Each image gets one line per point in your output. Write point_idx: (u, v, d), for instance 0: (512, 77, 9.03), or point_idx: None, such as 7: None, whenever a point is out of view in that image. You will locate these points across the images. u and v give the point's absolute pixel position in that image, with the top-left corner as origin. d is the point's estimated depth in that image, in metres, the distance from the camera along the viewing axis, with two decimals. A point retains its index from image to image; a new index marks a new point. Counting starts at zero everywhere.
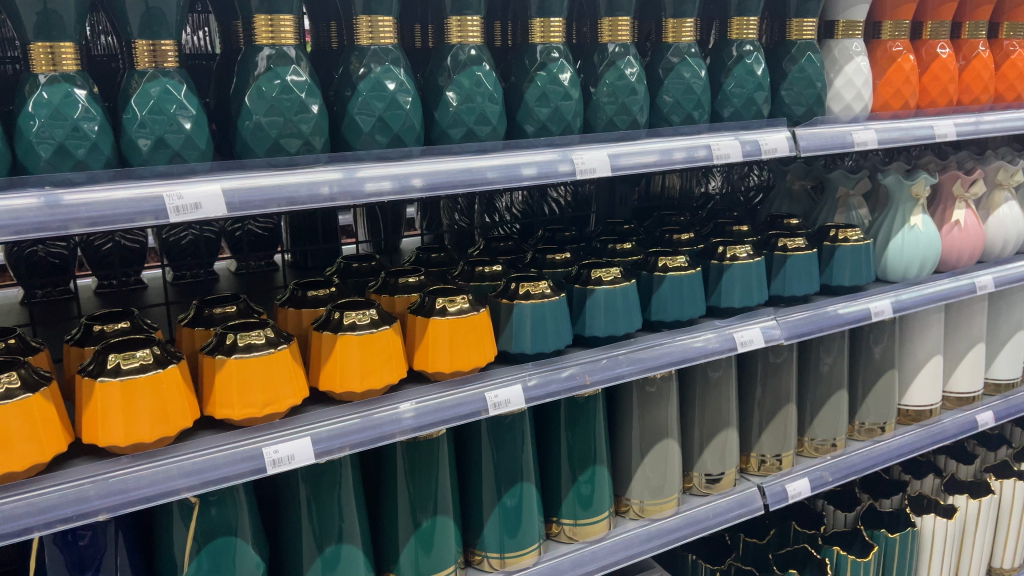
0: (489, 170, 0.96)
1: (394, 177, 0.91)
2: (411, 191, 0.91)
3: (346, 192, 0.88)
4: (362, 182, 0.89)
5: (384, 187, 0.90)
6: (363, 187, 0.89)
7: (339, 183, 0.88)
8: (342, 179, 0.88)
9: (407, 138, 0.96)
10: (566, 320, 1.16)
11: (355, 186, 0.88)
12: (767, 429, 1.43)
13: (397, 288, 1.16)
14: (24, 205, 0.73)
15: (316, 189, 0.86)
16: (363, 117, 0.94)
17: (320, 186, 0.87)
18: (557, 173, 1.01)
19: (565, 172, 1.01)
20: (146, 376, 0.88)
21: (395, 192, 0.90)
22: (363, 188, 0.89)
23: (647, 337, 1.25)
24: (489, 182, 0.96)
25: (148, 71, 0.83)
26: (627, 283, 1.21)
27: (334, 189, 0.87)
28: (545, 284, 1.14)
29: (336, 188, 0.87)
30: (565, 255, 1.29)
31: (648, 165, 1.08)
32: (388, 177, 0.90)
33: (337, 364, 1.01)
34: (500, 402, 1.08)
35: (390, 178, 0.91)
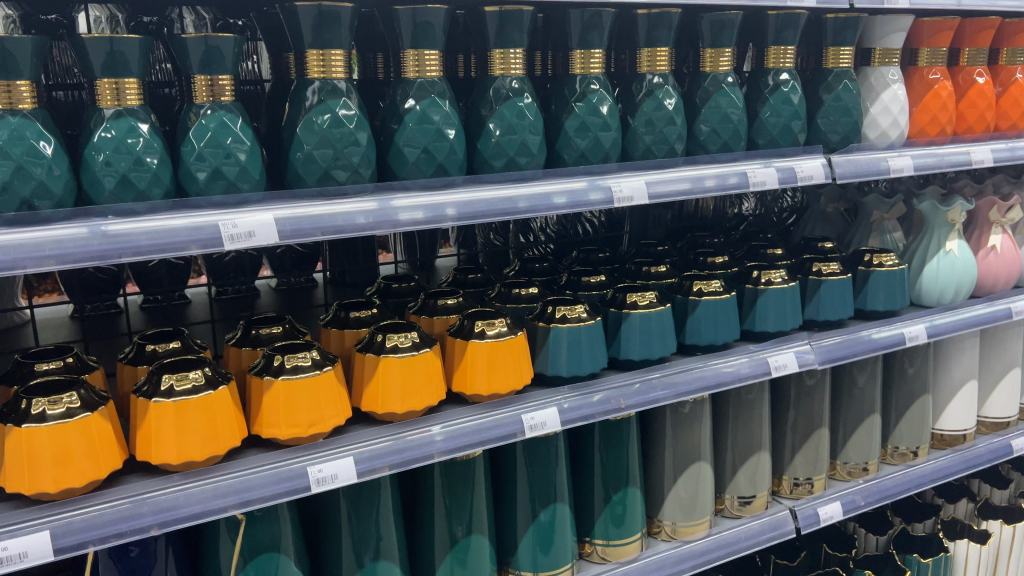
0: (523, 199, 0.99)
1: (428, 207, 0.93)
2: (443, 221, 0.93)
3: (380, 222, 0.90)
4: (396, 212, 0.92)
5: (417, 216, 0.92)
6: (397, 217, 0.91)
7: (375, 213, 0.90)
8: (377, 210, 0.91)
9: (450, 168, 0.99)
10: (602, 344, 1.18)
11: (389, 216, 0.91)
12: (799, 451, 1.43)
13: (436, 310, 1.18)
14: (89, 235, 0.77)
15: (354, 219, 0.89)
16: (409, 148, 0.97)
17: (356, 216, 0.89)
18: (588, 201, 1.03)
19: (597, 201, 1.03)
20: (198, 397, 0.92)
21: (426, 221, 0.93)
22: (396, 218, 0.91)
23: (681, 361, 1.27)
24: (523, 211, 0.98)
25: (206, 105, 0.88)
26: (663, 307, 1.22)
27: (370, 219, 0.90)
28: (582, 307, 1.16)
29: (371, 217, 0.90)
30: (600, 277, 1.30)
31: (680, 193, 1.10)
32: (422, 207, 0.93)
33: (379, 386, 1.03)
34: (536, 424, 1.10)
35: (423, 209, 0.93)
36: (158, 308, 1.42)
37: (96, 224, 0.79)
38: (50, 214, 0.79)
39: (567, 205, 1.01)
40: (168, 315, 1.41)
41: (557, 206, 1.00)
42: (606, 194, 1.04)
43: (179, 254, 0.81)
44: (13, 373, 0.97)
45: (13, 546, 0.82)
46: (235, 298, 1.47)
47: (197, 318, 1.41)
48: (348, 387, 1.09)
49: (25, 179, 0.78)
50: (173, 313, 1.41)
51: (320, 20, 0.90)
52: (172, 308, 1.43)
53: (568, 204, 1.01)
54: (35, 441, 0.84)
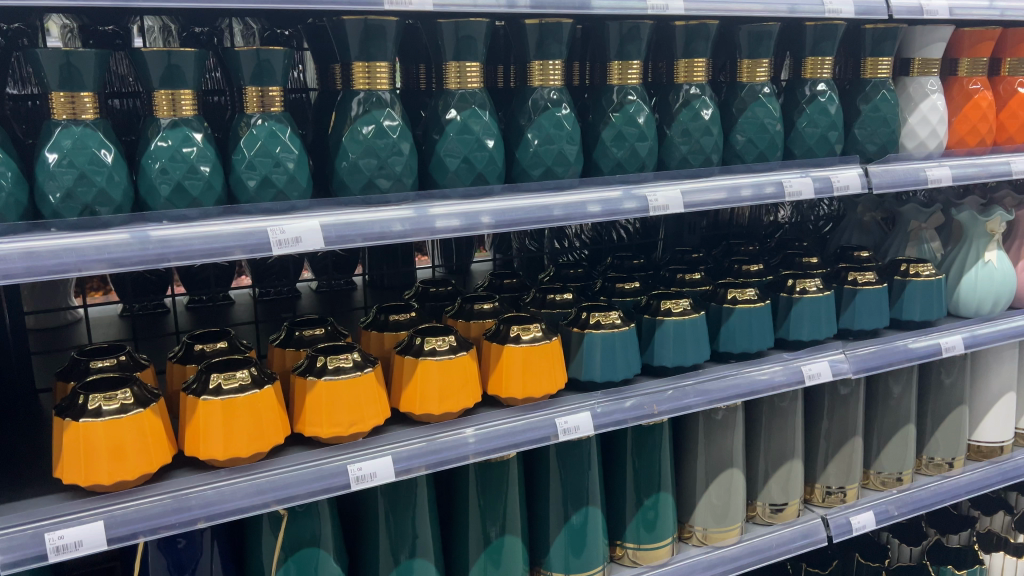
0: (560, 207, 1.01)
1: (464, 215, 0.96)
2: (478, 229, 0.96)
3: (417, 229, 0.93)
4: (433, 220, 0.94)
5: (453, 224, 0.95)
6: (434, 224, 0.94)
7: (416, 220, 0.93)
8: (414, 217, 0.94)
9: (489, 177, 1.02)
10: (635, 350, 1.20)
11: (427, 223, 0.94)
12: (832, 460, 1.43)
13: (473, 314, 1.21)
14: (142, 239, 0.81)
15: (392, 227, 0.92)
16: (450, 158, 1.00)
17: (394, 224, 0.92)
18: (622, 211, 1.04)
19: (630, 210, 1.05)
20: (245, 396, 0.95)
21: (462, 229, 0.95)
22: (433, 226, 0.94)
23: (714, 368, 1.28)
24: (558, 219, 1.01)
25: (256, 116, 0.91)
26: (696, 315, 1.23)
27: (407, 226, 0.93)
28: (615, 314, 1.17)
29: (408, 225, 0.93)
30: (635, 284, 1.31)
31: (713, 204, 1.12)
32: (458, 215, 0.95)
33: (417, 388, 1.06)
34: (569, 427, 1.12)
35: (459, 216, 0.96)
36: (204, 307, 1.47)
37: (151, 229, 0.82)
38: (110, 219, 0.83)
39: (601, 214, 1.03)
40: (214, 315, 1.46)
41: (592, 214, 1.02)
42: (639, 203, 1.06)
43: (227, 259, 0.84)
44: (71, 369, 1.01)
45: (70, 534, 0.86)
46: (277, 299, 1.51)
47: (241, 318, 1.46)
48: (387, 388, 1.12)
49: (88, 186, 0.83)
50: (218, 315, 1.46)
51: (366, 34, 0.93)
52: (217, 308, 1.48)
53: (602, 213, 1.03)
54: (92, 435, 0.88)
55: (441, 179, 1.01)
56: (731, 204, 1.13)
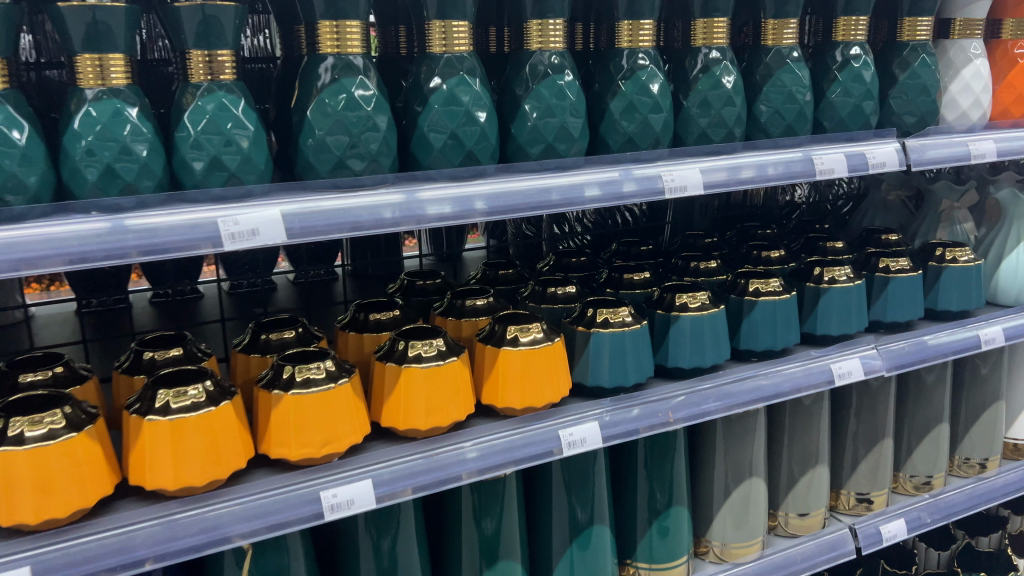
0: (555, 190, 0.87)
1: (454, 199, 0.82)
2: (473, 216, 0.82)
3: (407, 217, 0.79)
4: (423, 205, 0.80)
5: (443, 211, 0.81)
6: (424, 211, 0.80)
7: (402, 207, 0.80)
8: (403, 203, 0.80)
9: (481, 156, 0.88)
10: (647, 351, 1.06)
11: (417, 210, 0.80)
12: (861, 464, 1.31)
13: (465, 311, 1.07)
14: (116, 229, 0.69)
15: (373, 214, 0.78)
16: (434, 134, 0.86)
17: (382, 211, 0.79)
18: (640, 193, 0.91)
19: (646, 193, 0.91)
20: (197, 416, 0.81)
21: (452, 217, 0.81)
22: (423, 212, 0.80)
23: (735, 368, 1.14)
24: (564, 204, 0.87)
25: (202, 85, 0.77)
26: (716, 309, 1.10)
27: (397, 214, 0.79)
28: (626, 310, 1.04)
29: (397, 212, 0.79)
30: (645, 275, 1.18)
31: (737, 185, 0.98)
32: (448, 200, 0.81)
33: (400, 400, 0.93)
34: (575, 441, 0.99)
35: (450, 201, 0.82)
36: (170, 303, 1.33)
37: (127, 218, 0.70)
38: (23, 210, 0.69)
39: (611, 197, 0.90)
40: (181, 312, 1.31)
41: (596, 197, 0.89)
42: (653, 185, 0.92)
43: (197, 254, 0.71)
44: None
45: None
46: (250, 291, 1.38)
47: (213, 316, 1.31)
48: (367, 399, 0.98)
49: None
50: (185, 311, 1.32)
51: None
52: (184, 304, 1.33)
53: (608, 196, 0.90)
54: (13, 467, 0.74)
55: (426, 157, 0.87)
56: (757, 184, 0.99)
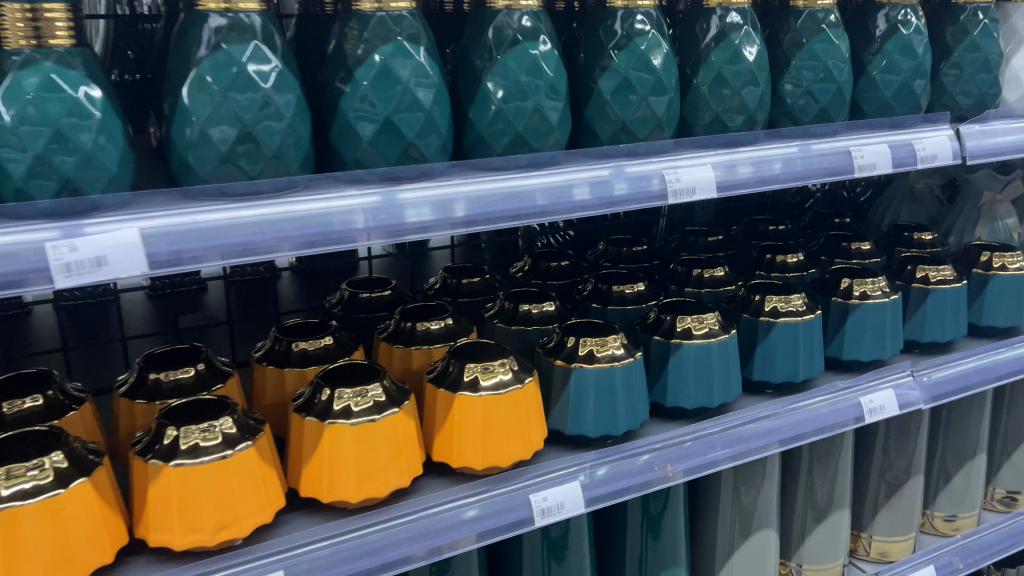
0: (540, 192, 0.67)
1: (435, 201, 0.63)
2: (453, 228, 0.63)
3: (382, 227, 0.61)
4: (404, 208, 0.62)
5: (424, 218, 0.62)
6: (404, 218, 0.62)
7: (376, 211, 0.61)
8: (378, 206, 0.61)
9: (427, 151, 0.66)
10: (642, 391, 0.85)
11: (394, 217, 0.61)
12: (885, 507, 1.11)
13: (415, 338, 0.86)
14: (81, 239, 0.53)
15: (336, 223, 0.59)
16: (362, 122, 0.64)
17: (353, 216, 0.60)
18: (640, 196, 0.71)
19: (645, 194, 0.71)
20: (37, 503, 0.60)
21: (389, 234, 0.61)
22: (402, 221, 0.62)
23: (746, 405, 0.94)
24: (540, 214, 0.67)
25: (20, 53, 0.54)
26: (726, 336, 0.88)
27: (371, 221, 0.61)
28: (615, 341, 0.83)
29: (374, 217, 0.61)
30: (638, 288, 0.97)
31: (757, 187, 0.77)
32: (429, 201, 0.63)
33: (323, 466, 0.72)
34: (549, 507, 0.78)
35: (429, 205, 0.63)
36: (82, 305, 1.09)
37: (88, 225, 0.54)
38: None
39: (605, 203, 0.69)
40: (94, 318, 1.08)
41: (583, 203, 0.68)
42: (652, 187, 0.72)
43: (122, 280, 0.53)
44: None
45: None
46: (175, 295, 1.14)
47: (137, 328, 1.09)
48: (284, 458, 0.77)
49: None
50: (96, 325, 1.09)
51: None
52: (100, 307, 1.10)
53: (594, 203, 0.69)
54: None
55: (351, 152, 0.65)
56: (784, 185, 0.79)
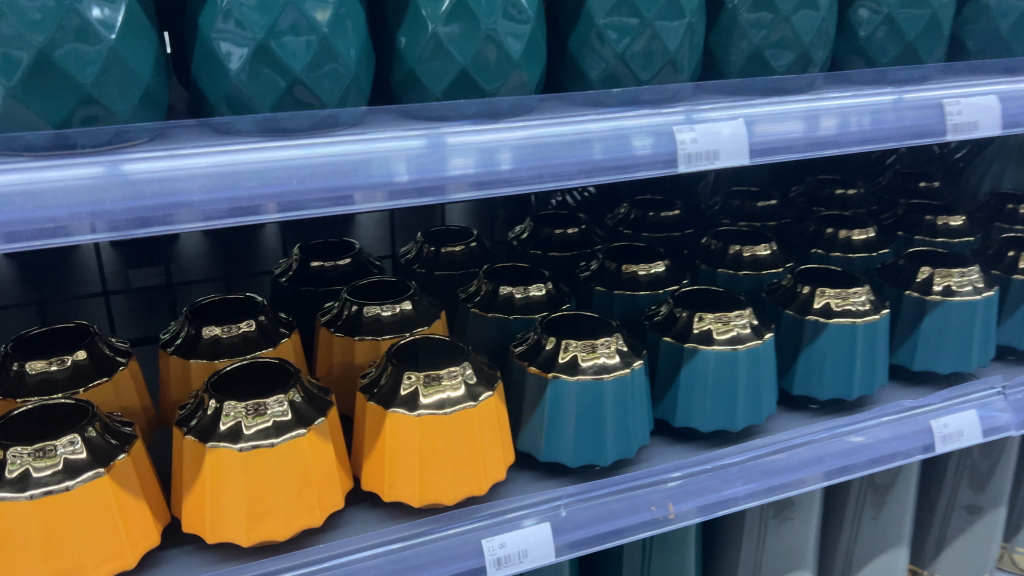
0: (600, 141, 0.52)
1: (480, 148, 0.49)
2: (498, 185, 0.50)
3: (427, 178, 0.48)
4: (448, 154, 0.48)
5: (469, 170, 0.49)
6: (446, 169, 0.48)
7: (420, 156, 0.48)
8: (422, 151, 0.48)
9: (321, 92, 0.48)
10: (641, 409, 0.66)
11: (439, 165, 0.48)
12: (955, 543, 0.90)
13: (360, 326, 0.69)
14: (116, 181, 0.41)
15: (375, 172, 0.46)
16: (227, 46, 0.46)
17: (394, 165, 0.47)
18: (632, 159, 0.53)
19: (637, 156, 0.53)
20: None
21: (243, 203, 0.43)
22: (445, 171, 0.48)
23: (782, 429, 0.73)
24: (495, 182, 0.49)
25: None
26: (759, 342, 0.68)
27: (414, 170, 0.47)
28: (606, 349, 0.64)
29: (417, 166, 0.47)
30: (655, 270, 0.78)
31: (804, 153, 0.58)
32: (475, 148, 0.49)
33: (206, 496, 0.56)
34: (506, 556, 0.60)
35: (474, 151, 0.49)
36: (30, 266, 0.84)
37: (126, 162, 0.42)
38: None
39: (581, 171, 0.52)
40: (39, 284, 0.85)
41: (550, 171, 0.51)
42: (668, 142, 0.54)
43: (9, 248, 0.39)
44: None
45: None
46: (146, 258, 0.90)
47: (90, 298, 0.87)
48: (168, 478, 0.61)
49: None
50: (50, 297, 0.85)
51: None
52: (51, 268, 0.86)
53: (574, 169, 0.51)
54: None
55: (217, 91, 0.47)
56: (842, 150, 0.59)
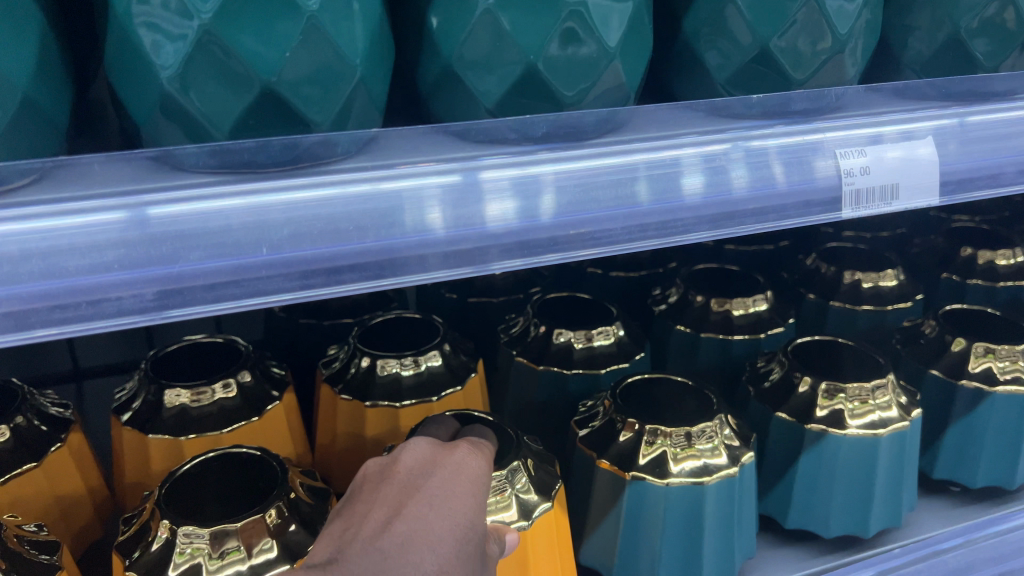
0: (642, 168, 0.35)
1: (517, 185, 0.33)
2: (541, 250, 0.33)
3: (454, 232, 0.32)
4: (481, 200, 0.32)
5: (509, 223, 0.33)
6: (480, 225, 0.32)
7: (447, 201, 0.32)
8: (451, 194, 0.32)
9: (309, 103, 0.31)
10: (746, 514, 0.49)
11: (459, 216, 0.32)
12: None
13: (370, 385, 0.52)
14: (140, 238, 0.28)
15: (397, 228, 0.31)
16: (156, 38, 0.29)
17: (420, 210, 0.31)
18: (779, 196, 0.36)
19: (772, 194, 0.36)
20: None
21: (180, 288, 0.28)
22: (480, 228, 0.32)
23: (921, 529, 0.56)
24: (526, 247, 0.33)
25: None
26: (907, 426, 0.51)
27: (448, 220, 0.32)
28: (705, 442, 0.47)
29: (451, 218, 0.32)
30: (757, 306, 0.60)
31: (1015, 184, 0.40)
32: (512, 189, 0.33)
33: None
34: None
35: (514, 190, 0.33)
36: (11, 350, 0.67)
37: (151, 202, 0.29)
38: None
39: (697, 220, 0.35)
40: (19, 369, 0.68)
41: (647, 227, 0.35)
42: (767, 179, 0.36)
43: None
44: None
45: None
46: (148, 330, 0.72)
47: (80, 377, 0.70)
48: None
49: None
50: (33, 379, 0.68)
51: None
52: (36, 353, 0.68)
53: (680, 224, 0.35)
54: None
55: (139, 104, 0.31)
56: None
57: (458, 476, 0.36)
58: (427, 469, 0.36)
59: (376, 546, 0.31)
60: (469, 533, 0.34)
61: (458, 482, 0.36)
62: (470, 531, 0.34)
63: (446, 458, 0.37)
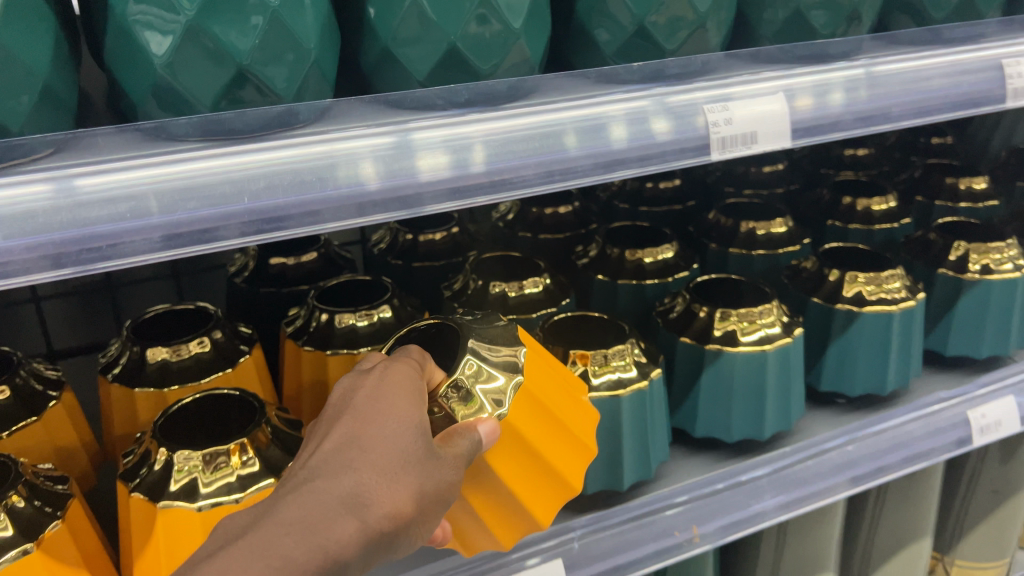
0: (572, 125, 0.43)
1: (448, 144, 0.40)
2: (475, 193, 0.41)
3: (396, 181, 0.39)
4: (416, 155, 0.40)
5: (441, 172, 0.40)
6: (415, 174, 0.40)
7: (385, 155, 0.39)
8: (389, 151, 0.39)
9: (274, 81, 0.39)
10: (660, 424, 0.58)
11: (400, 167, 0.39)
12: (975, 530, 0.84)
13: (329, 337, 0.60)
14: (141, 192, 0.35)
15: (341, 179, 0.38)
16: (148, 32, 0.36)
17: (361, 164, 0.39)
18: (660, 144, 0.45)
19: (657, 142, 0.45)
20: None
21: (178, 231, 0.36)
22: (415, 177, 0.40)
23: (812, 433, 0.65)
24: (461, 191, 0.41)
25: None
26: (790, 343, 0.60)
27: (382, 173, 0.39)
28: (618, 362, 0.55)
29: (387, 169, 0.39)
30: (664, 253, 0.69)
31: (851, 128, 0.49)
32: (445, 146, 0.40)
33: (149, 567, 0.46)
34: None
35: (447, 146, 0.41)
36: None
37: (90, 174, 0.35)
38: None
39: (597, 165, 0.43)
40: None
41: (556, 172, 0.43)
42: (661, 130, 0.45)
43: None
44: None
45: None
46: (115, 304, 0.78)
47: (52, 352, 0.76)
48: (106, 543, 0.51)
49: None
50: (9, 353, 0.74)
51: None
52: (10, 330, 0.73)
53: (580, 168, 0.43)
54: None
55: (135, 88, 0.38)
56: (894, 125, 0.51)
57: (384, 386, 0.41)
58: (353, 391, 0.41)
59: (309, 464, 0.38)
60: (399, 436, 0.39)
61: (387, 388, 0.41)
62: (408, 425, 0.40)
63: (375, 371, 0.42)
